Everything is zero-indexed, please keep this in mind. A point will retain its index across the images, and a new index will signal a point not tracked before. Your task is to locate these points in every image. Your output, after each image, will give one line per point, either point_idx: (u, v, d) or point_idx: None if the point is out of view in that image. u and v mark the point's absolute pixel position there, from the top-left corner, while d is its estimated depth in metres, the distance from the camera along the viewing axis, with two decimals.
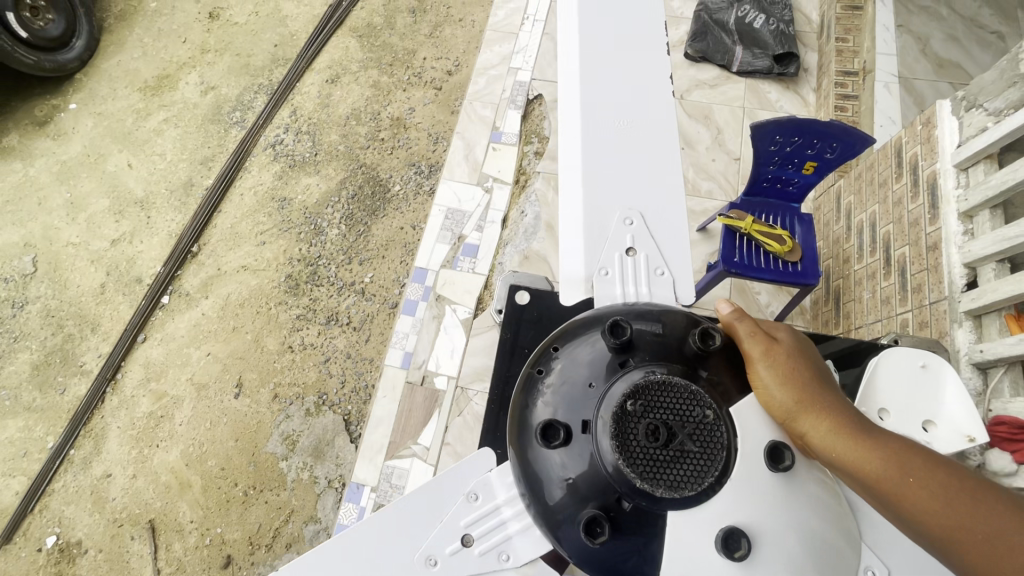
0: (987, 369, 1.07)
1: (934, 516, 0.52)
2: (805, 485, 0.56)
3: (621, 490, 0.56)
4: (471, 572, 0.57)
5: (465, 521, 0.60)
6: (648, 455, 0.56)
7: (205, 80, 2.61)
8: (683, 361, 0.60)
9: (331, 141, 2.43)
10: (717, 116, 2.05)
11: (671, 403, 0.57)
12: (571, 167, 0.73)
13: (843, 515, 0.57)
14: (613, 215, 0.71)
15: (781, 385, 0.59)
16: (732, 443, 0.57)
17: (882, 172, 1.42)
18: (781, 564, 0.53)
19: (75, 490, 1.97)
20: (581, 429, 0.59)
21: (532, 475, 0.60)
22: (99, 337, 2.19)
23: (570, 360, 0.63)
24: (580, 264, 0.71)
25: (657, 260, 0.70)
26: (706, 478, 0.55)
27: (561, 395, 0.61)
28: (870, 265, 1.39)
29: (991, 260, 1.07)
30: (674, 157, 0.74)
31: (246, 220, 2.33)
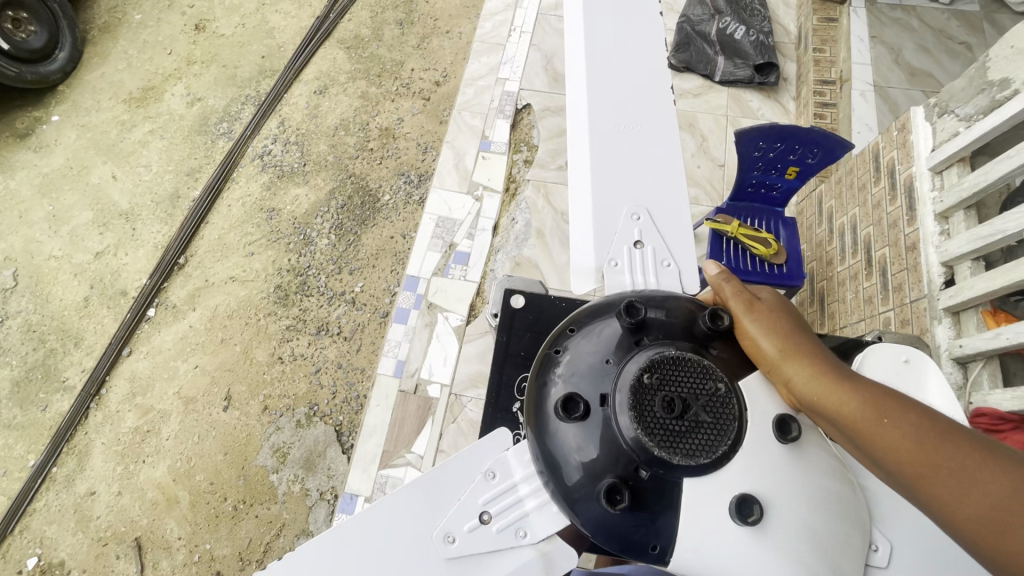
0: (967, 363, 1.10)
1: (905, 451, 0.51)
2: (815, 456, 0.58)
3: (639, 460, 0.57)
4: (489, 548, 0.59)
5: (483, 499, 0.62)
6: (664, 422, 0.57)
7: (191, 92, 2.60)
8: (693, 339, 0.63)
9: (320, 151, 2.43)
10: (702, 125, 2.10)
11: (685, 376, 0.59)
12: (579, 165, 0.75)
13: (851, 491, 0.58)
14: (620, 210, 0.73)
15: (766, 335, 0.62)
16: (742, 412, 0.59)
17: (861, 176, 1.47)
18: (794, 532, 0.54)
19: (57, 509, 1.92)
20: (597, 402, 0.60)
21: (548, 446, 0.61)
22: (82, 352, 2.15)
23: (584, 338, 0.64)
24: (590, 256, 0.72)
25: (664, 252, 0.72)
26: (719, 447, 0.57)
27: (577, 371, 0.63)
28: (852, 266, 1.43)
29: (966, 258, 1.11)
30: (678, 155, 0.76)
31: (234, 231, 2.31)
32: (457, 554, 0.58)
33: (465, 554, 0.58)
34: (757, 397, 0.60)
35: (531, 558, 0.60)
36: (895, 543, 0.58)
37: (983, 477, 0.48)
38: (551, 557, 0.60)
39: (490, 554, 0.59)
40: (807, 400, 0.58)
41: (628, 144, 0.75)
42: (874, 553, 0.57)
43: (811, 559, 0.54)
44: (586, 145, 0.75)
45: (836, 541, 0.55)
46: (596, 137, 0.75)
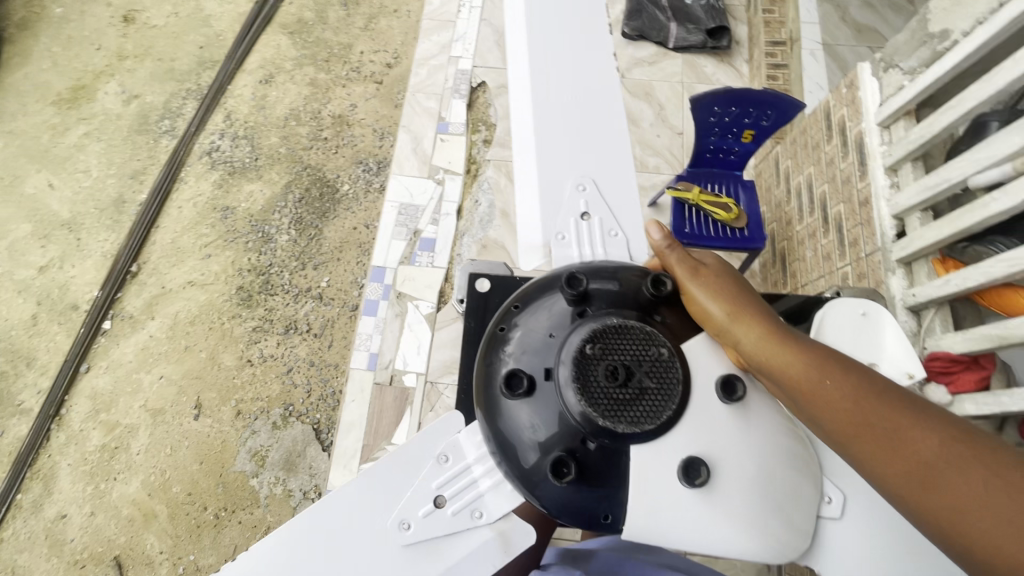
0: (920, 311, 1.11)
1: (841, 412, 0.53)
2: (758, 413, 0.59)
3: (585, 432, 0.57)
4: (446, 531, 0.59)
5: (436, 483, 0.62)
6: (608, 390, 0.57)
7: (126, 89, 2.45)
8: (637, 305, 0.63)
9: (271, 144, 2.33)
10: (658, 93, 2.09)
11: (628, 342, 0.59)
12: (524, 139, 0.74)
13: (799, 444, 0.60)
14: (566, 182, 0.72)
15: (714, 298, 0.62)
16: (686, 376, 0.60)
17: (814, 135, 1.49)
18: (737, 489, 0.56)
19: (27, 536, 1.85)
20: (544, 376, 0.60)
21: (499, 426, 0.61)
22: (36, 372, 2.04)
23: (530, 314, 0.64)
24: (538, 231, 0.71)
25: (611, 222, 0.71)
26: (663, 412, 0.57)
27: (525, 348, 0.62)
28: (810, 224, 1.46)
29: (916, 210, 1.12)
30: (624, 123, 0.75)
31: (188, 234, 2.21)
32: (413, 540, 0.58)
33: (420, 539, 0.58)
34: (701, 361, 0.61)
35: (489, 537, 0.60)
36: (849, 496, 0.60)
37: (912, 434, 0.49)
38: (509, 535, 0.61)
39: (446, 536, 0.59)
40: (755, 360, 0.59)
41: (572, 115, 0.74)
42: (828, 505, 0.60)
43: (757, 514, 0.56)
44: (530, 118, 0.73)
45: (780, 493, 0.57)
46: (539, 110, 0.73)
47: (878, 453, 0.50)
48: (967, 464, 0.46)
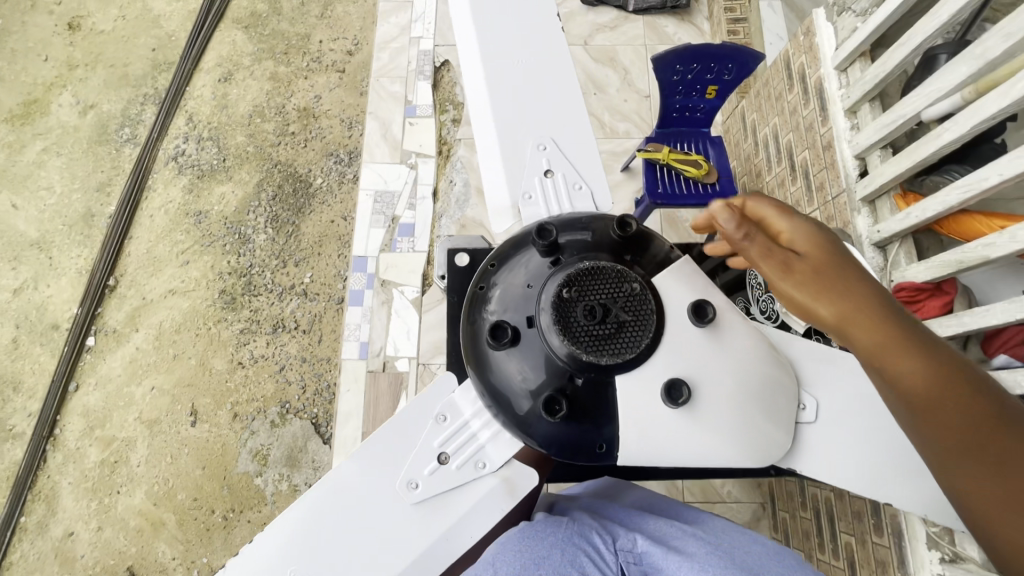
0: (886, 246, 1.14)
1: (953, 429, 0.52)
2: (730, 333, 0.63)
3: (572, 369, 0.60)
4: (453, 484, 0.63)
5: (438, 441, 0.66)
6: (589, 328, 0.60)
7: (80, 99, 2.38)
8: (606, 247, 0.67)
9: (238, 143, 2.29)
10: (622, 58, 2.09)
11: (602, 282, 0.62)
12: (479, 105, 0.75)
13: (774, 360, 0.64)
14: (526, 143, 0.74)
15: (820, 300, 0.55)
16: (660, 306, 0.63)
17: (776, 85, 1.51)
18: (719, 405, 0.60)
19: (37, 557, 1.85)
20: (526, 325, 0.63)
21: (491, 376, 0.64)
22: (24, 395, 2.03)
23: (506, 271, 0.67)
24: (504, 194, 0.74)
25: (574, 176, 0.74)
26: (642, 341, 0.60)
27: (507, 303, 0.66)
28: (779, 174, 1.49)
29: (876, 148, 1.15)
30: (574, 81, 0.77)
31: (163, 242, 2.18)
32: (423, 497, 0.62)
33: (428, 496, 0.62)
34: (674, 291, 0.64)
35: (495, 483, 0.64)
36: (820, 399, 0.67)
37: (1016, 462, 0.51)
38: (513, 480, 0.64)
39: (454, 489, 0.63)
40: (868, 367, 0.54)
41: (523, 77, 0.75)
42: (804, 411, 0.67)
43: (740, 427, 0.60)
44: (483, 85, 0.74)
45: (761, 408, 0.61)
46: (490, 75, 0.74)
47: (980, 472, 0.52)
48: None
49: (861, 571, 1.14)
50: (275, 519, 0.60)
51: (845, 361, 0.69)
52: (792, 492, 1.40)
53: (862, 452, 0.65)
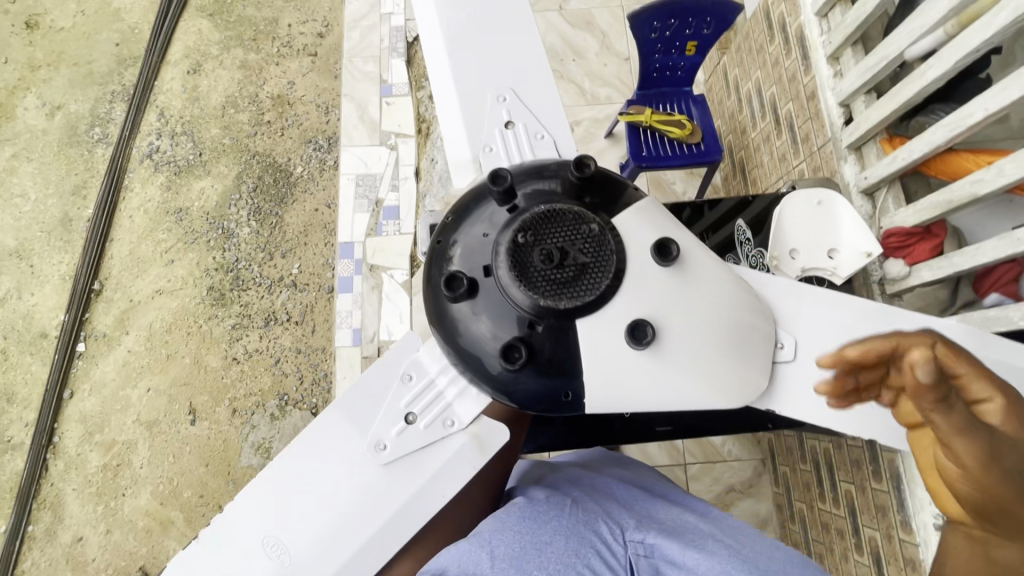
0: (873, 193, 1.13)
1: None
2: (690, 273, 0.63)
3: (532, 316, 0.60)
4: (421, 443, 0.66)
5: (405, 402, 0.69)
6: (545, 274, 0.60)
7: (46, 101, 2.30)
8: (564, 191, 0.65)
9: (213, 136, 2.24)
10: (600, 21, 2.04)
11: (559, 227, 0.61)
12: (438, 63, 0.76)
13: (737, 297, 0.64)
14: (485, 96, 0.75)
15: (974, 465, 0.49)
16: (621, 248, 0.62)
17: (757, 38, 1.48)
18: (681, 344, 0.61)
19: (48, 563, 1.86)
20: (483, 274, 0.63)
21: (453, 329, 0.64)
22: (19, 406, 2.01)
23: (464, 223, 0.66)
24: (465, 148, 0.74)
25: (535, 125, 0.74)
26: (601, 284, 0.60)
27: (464, 253, 0.64)
28: (764, 129, 1.47)
29: (860, 93, 1.13)
30: (534, 34, 0.77)
31: (146, 242, 2.14)
32: (391, 457, 0.65)
33: (396, 455, 0.65)
34: (634, 232, 0.64)
35: (464, 441, 0.66)
36: (799, 338, 0.66)
37: None
38: (482, 437, 0.67)
39: (422, 448, 0.66)
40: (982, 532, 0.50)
41: (481, 35, 0.76)
42: (781, 350, 0.66)
43: (702, 365, 0.61)
44: (441, 46, 0.76)
45: (725, 345, 0.62)
46: (447, 32, 0.76)
47: None
48: None
49: (861, 517, 1.16)
50: (253, 480, 0.65)
51: (827, 297, 0.67)
52: (791, 447, 1.42)
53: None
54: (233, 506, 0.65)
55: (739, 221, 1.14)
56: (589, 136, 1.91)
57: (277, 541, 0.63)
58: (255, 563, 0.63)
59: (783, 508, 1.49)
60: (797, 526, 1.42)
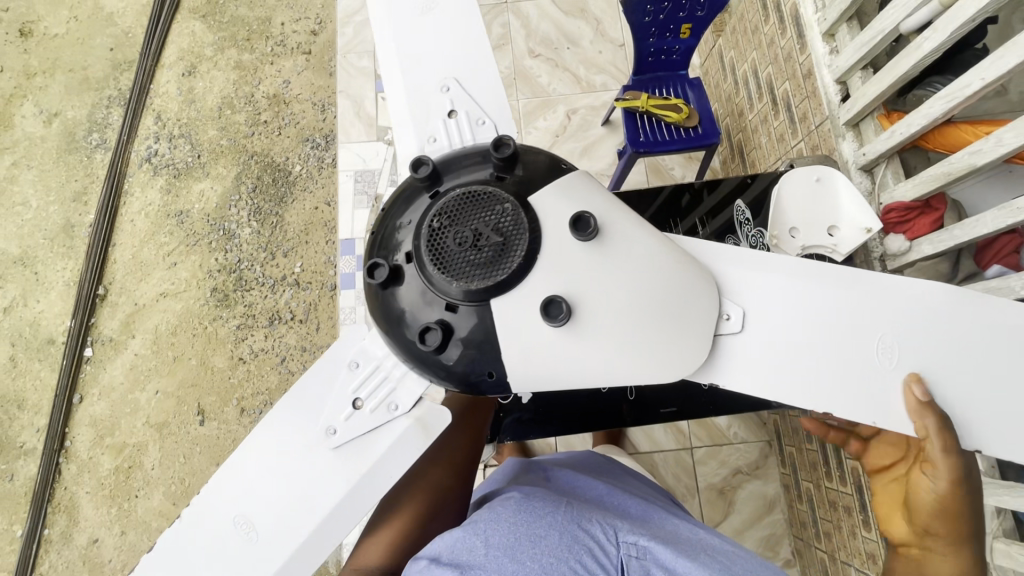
0: (872, 169, 1.13)
1: None
2: (612, 245, 0.64)
3: (450, 298, 0.64)
4: (368, 428, 0.66)
5: (353, 387, 0.69)
6: (461, 257, 0.63)
7: (43, 108, 2.31)
8: (484, 176, 0.68)
9: (211, 137, 2.24)
10: (593, 7, 2.03)
11: (474, 210, 0.65)
12: (384, 55, 0.76)
13: (669, 265, 0.64)
14: (429, 86, 0.75)
15: (945, 493, 0.62)
16: (535, 226, 0.64)
17: (751, 18, 1.47)
18: (603, 318, 0.61)
19: (65, 565, 1.89)
20: (406, 260, 0.67)
21: (382, 313, 0.68)
22: (30, 412, 2.03)
23: (394, 213, 0.70)
24: (411, 139, 0.75)
25: (476, 112, 0.75)
26: (513, 261, 0.62)
27: (392, 241, 0.69)
28: (761, 110, 1.47)
29: (856, 69, 1.12)
30: (479, 18, 0.76)
31: (148, 245, 2.15)
32: (340, 442, 0.66)
33: (347, 440, 0.66)
34: (554, 209, 0.66)
35: (407, 425, 0.67)
36: (747, 307, 0.64)
37: None
38: (426, 419, 0.67)
39: (370, 432, 0.66)
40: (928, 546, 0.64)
41: (428, 23, 0.76)
42: (728, 321, 0.64)
43: (628, 337, 0.61)
44: (388, 34, 0.75)
45: (649, 316, 0.62)
46: (391, 22, 0.75)
47: None
48: None
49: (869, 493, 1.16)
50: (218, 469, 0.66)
51: (825, 274, 0.63)
52: (797, 427, 1.42)
53: (795, 360, 0.62)
54: (206, 489, 0.66)
55: (738, 203, 1.15)
56: (586, 124, 1.91)
57: (246, 520, 0.64)
58: (224, 545, 0.64)
59: (790, 488, 1.50)
60: (805, 505, 1.42)
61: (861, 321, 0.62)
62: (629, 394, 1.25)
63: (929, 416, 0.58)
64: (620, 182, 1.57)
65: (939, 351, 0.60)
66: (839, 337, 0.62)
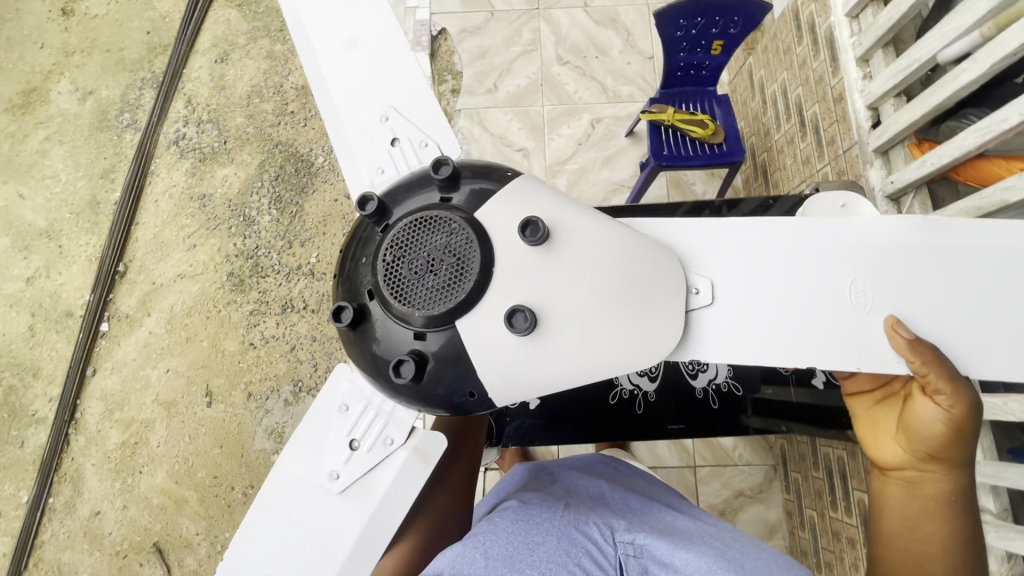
0: (900, 198, 1.12)
1: (923, 510, 0.68)
2: (563, 244, 0.64)
3: (416, 328, 0.63)
4: (369, 467, 0.67)
5: (347, 429, 0.69)
6: (419, 286, 0.63)
7: (79, 86, 2.36)
8: (428, 199, 0.68)
9: (238, 124, 2.27)
10: (624, 18, 2.03)
11: (426, 236, 0.64)
12: (319, 95, 0.75)
13: (621, 264, 0.64)
14: (368, 119, 0.74)
15: (946, 419, 0.64)
16: (487, 243, 0.64)
17: (785, 39, 1.46)
18: (573, 319, 0.62)
19: (67, 535, 1.92)
20: (369, 298, 0.66)
21: (352, 350, 0.68)
22: (44, 381, 2.07)
23: (350, 254, 0.69)
24: (360, 176, 0.75)
25: (417, 136, 0.74)
26: (466, 283, 0.62)
27: (350, 283, 0.68)
28: (788, 131, 1.46)
29: (889, 96, 1.11)
30: (404, 40, 0.74)
31: (169, 227, 2.18)
32: (344, 485, 0.66)
33: (351, 482, 0.66)
34: (502, 219, 0.65)
35: (407, 455, 0.68)
36: (712, 278, 0.66)
37: (922, 546, 0.68)
38: (423, 448, 0.69)
39: (372, 471, 0.67)
40: (922, 465, 0.67)
41: (358, 56, 0.74)
42: (697, 294, 0.65)
43: (604, 335, 0.62)
44: (320, 76, 0.75)
45: (618, 317, 0.62)
46: (319, 61, 0.74)
47: (909, 526, 0.69)
48: (909, 553, 0.69)
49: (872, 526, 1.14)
50: (229, 548, 0.64)
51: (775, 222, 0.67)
52: (804, 454, 1.40)
53: (776, 334, 0.64)
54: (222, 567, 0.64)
55: None
56: (609, 134, 1.91)
57: None
58: None
59: (793, 515, 1.47)
60: (807, 533, 1.40)
61: (826, 274, 0.66)
62: (638, 407, 1.26)
63: (919, 349, 0.62)
64: (640, 194, 1.57)
65: (908, 289, 0.65)
66: (807, 290, 0.65)
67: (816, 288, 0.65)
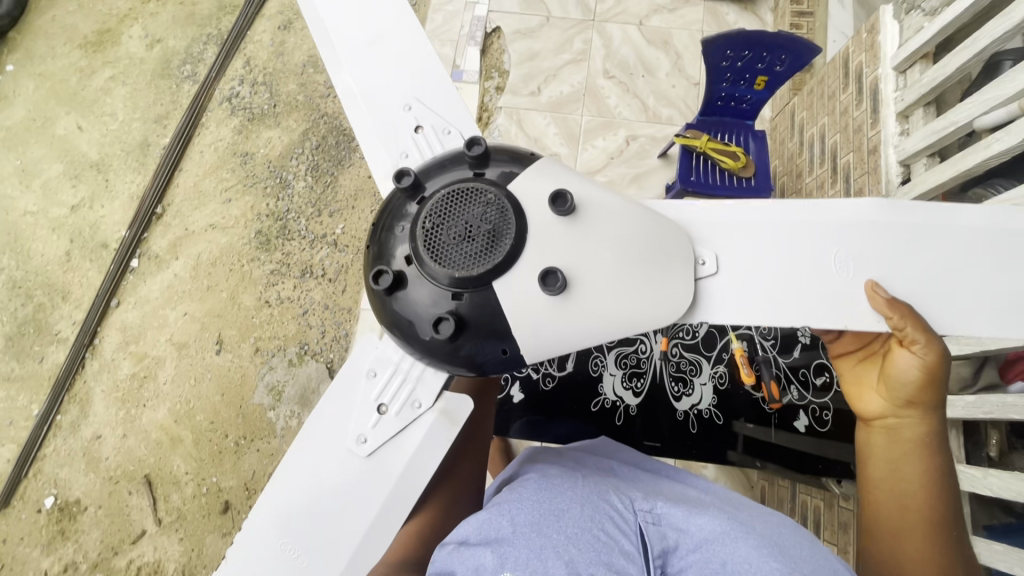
0: None
1: (904, 455, 0.74)
2: (588, 203, 0.67)
3: (452, 291, 0.66)
4: (396, 429, 0.71)
5: (375, 394, 0.73)
6: (458, 252, 0.65)
7: (149, 33, 2.48)
8: (461, 174, 0.70)
9: (289, 91, 2.35)
10: (677, 42, 2.04)
11: (464, 206, 0.67)
12: (344, 87, 0.79)
13: (638, 228, 0.67)
14: (393, 108, 0.78)
15: (919, 368, 0.68)
16: (520, 211, 0.67)
17: (831, 84, 1.45)
18: (601, 275, 0.65)
19: (67, 453, 2.02)
20: (407, 263, 0.68)
21: (383, 313, 0.70)
22: (71, 305, 2.18)
23: (386, 224, 0.71)
24: (386, 159, 0.78)
25: (440, 123, 0.78)
26: (504, 245, 0.65)
27: (385, 251, 0.70)
28: (820, 175, 1.46)
29: (922, 155, 1.11)
30: (425, 39, 0.79)
31: (209, 178, 2.28)
32: (370, 448, 0.70)
33: (377, 446, 0.70)
34: (534, 186, 0.68)
35: (434, 419, 0.71)
36: (719, 251, 0.68)
37: (907, 488, 0.74)
38: (449, 409, 0.72)
39: (397, 435, 0.71)
40: (898, 410, 0.73)
41: (382, 51, 0.79)
42: (704, 266, 0.68)
43: (632, 293, 0.65)
44: (345, 69, 0.78)
45: (643, 278, 0.65)
46: (345, 55, 0.78)
47: (896, 473, 0.75)
48: (898, 500, 0.74)
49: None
50: (254, 510, 0.69)
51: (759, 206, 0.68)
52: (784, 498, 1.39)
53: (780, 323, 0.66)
54: (248, 527, 0.68)
55: None
56: (643, 153, 1.92)
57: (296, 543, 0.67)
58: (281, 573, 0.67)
59: None
60: None
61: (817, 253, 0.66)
62: (618, 418, 1.34)
63: (899, 309, 0.63)
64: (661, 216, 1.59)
65: (895, 270, 0.65)
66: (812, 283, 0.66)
67: (828, 284, 0.66)
